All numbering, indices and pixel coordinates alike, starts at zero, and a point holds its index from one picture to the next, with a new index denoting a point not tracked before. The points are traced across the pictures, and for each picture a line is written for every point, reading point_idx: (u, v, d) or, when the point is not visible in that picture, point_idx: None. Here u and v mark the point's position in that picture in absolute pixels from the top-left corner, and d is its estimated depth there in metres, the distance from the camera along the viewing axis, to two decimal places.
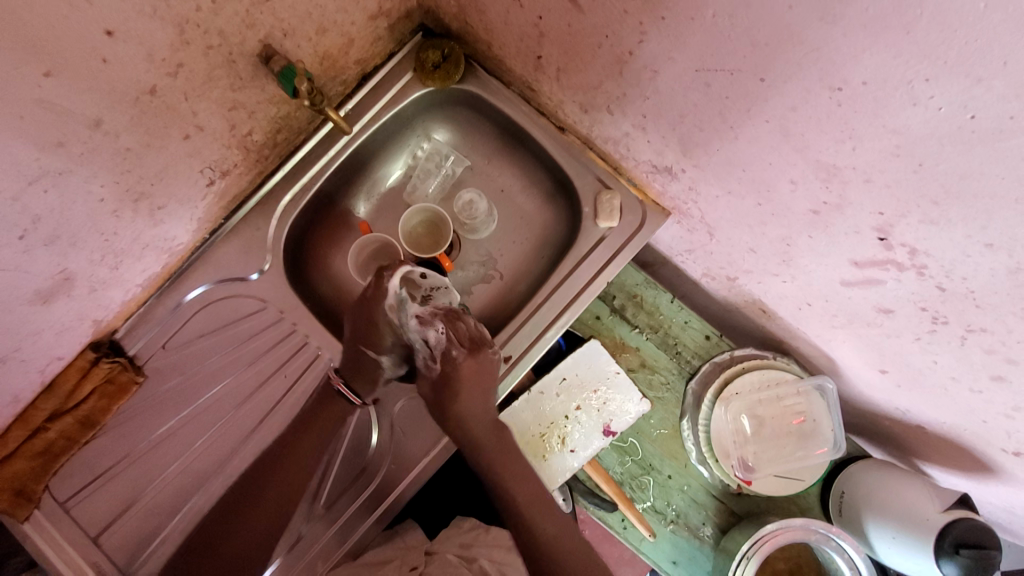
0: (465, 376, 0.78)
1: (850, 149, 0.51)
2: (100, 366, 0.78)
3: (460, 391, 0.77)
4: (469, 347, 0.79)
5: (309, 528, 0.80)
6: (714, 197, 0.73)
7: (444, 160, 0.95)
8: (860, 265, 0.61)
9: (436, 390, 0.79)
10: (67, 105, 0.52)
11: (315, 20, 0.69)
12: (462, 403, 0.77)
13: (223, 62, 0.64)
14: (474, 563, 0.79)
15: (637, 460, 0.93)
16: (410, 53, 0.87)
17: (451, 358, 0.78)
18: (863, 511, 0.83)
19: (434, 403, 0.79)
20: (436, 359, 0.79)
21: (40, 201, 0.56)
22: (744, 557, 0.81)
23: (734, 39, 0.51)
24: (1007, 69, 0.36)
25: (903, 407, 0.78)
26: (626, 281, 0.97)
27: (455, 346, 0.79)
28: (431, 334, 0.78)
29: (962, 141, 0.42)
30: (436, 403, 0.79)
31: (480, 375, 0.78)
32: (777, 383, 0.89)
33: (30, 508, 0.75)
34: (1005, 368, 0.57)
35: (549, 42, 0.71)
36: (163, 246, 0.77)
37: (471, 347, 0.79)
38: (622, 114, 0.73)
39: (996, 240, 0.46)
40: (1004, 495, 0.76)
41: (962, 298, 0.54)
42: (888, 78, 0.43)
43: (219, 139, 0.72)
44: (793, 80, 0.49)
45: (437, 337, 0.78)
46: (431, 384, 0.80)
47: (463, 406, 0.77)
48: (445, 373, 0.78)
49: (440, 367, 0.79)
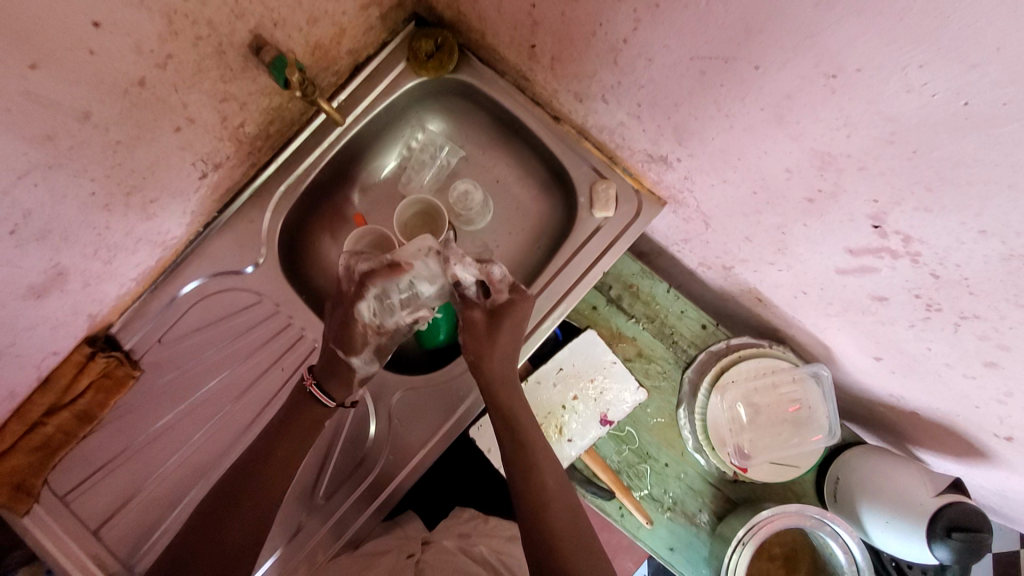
0: (525, 306, 0.78)
1: (845, 136, 0.50)
2: (97, 361, 0.78)
3: (506, 323, 0.77)
4: (529, 286, 0.80)
5: (308, 519, 0.80)
6: (709, 185, 0.72)
7: (438, 151, 0.94)
8: (855, 253, 0.61)
9: (489, 317, 0.78)
10: (53, 98, 0.52)
11: (306, 9, 0.69)
12: (502, 336, 0.76)
13: (213, 52, 0.63)
14: (472, 548, 0.81)
15: (634, 448, 0.94)
16: (403, 42, 0.86)
17: (518, 291, 0.79)
18: (857, 497, 0.84)
19: (474, 331, 0.77)
20: (503, 290, 0.78)
21: (30, 194, 0.56)
22: (740, 542, 0.82)
23: (728, 26, 0.50)
24: (1000, 55, 0.36)
25: (896, 393, 0.79)
26: (622, 270, 0.97)
27: (518, 282, 0.80)
28: (495, 271, 0.78)
29: (955, 129, 0.42)
30: (482, 331, 0.77)
31: (528, 314, 0.78)
32: (773, 370, 0.90)
33: (30, 502, 0.74)
34: (997, 355, 0.58)
35: (542, 30, 0.71)
36: (156, 239, 0.77)
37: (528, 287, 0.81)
38: (616, 103, 0.73)
39: (990, 226, 0.46)
40: (995, 479, 0.77)
41: (956, 285, 0.54)
42: (882, 65, 0.43)
43: (211, 131, 0.71)
44: (786, 67, 0.49)
45: (502, 274, 0.78)
46: (488, 312, 0.78)
47: (500, 343, 0.76)
48: (509, 301, 0.77)
49: (506, 296, 0.78)
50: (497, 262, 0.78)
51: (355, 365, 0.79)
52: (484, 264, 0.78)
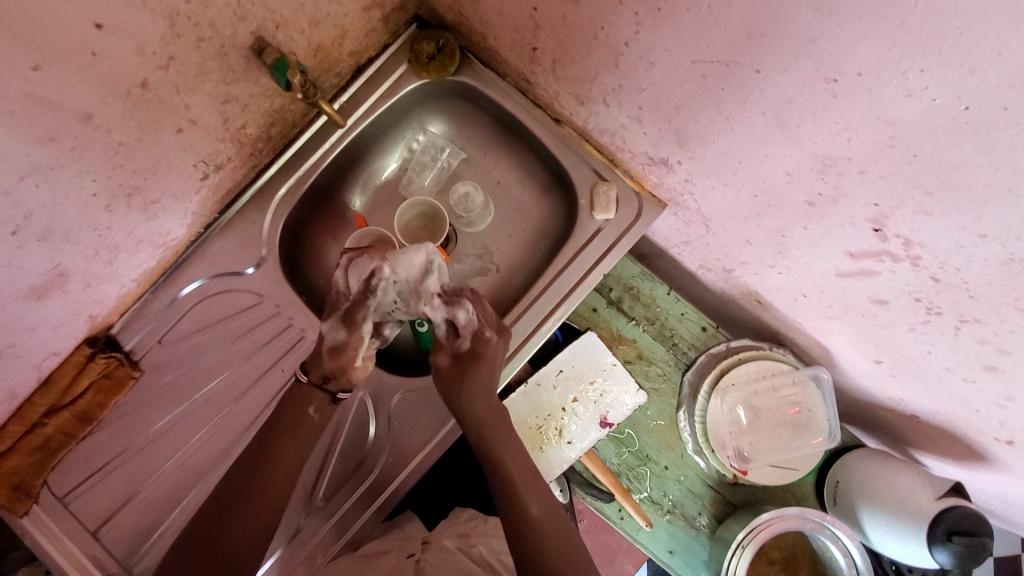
0: (488, 357, 0.76)
1: (846, 140, 0.50)
2: (97, 361, 0.78)
3: (468, 372, 0.75)
4: (498, 330, 0.78)
5: (307, 521, 0.80)
6: (710, 188, 0.73)
7: (439, 153, 0.95)
8: (855, 256, 0.61)
9: (455, 363, 0.77)
10: (56, 99, 0.52)
11: (308, 11, 0.69)
12: (468, 382, 0.75)
13: (215, 54, 0.63)
14: (472, 549, 0.80)
15: (633, 451, 0.94)
16: (404, 44, 0.86)
17: (484, 338, 0.77)
18: (857, 499, 0.84)
19: (440, 376, 0.77)
20: (467, 338, 0.76)
21: (32, 195, 0.56)
22: (740, 545, 0.81)
23: (730, 30, 0.50)
24: (1001, 60, 0.36)
25: (896, 397, 0.78)
26: (623, 273, 0.97)
27: (486, 326, 0.77)
28: (462, 314, 0.75)
29: (956, 133, 0.42)
30: (446, 375, 0.76)
31: (495, 362, 0.77)
32: (773, 373, 0.90)
33: (29, 503, 0.75)
34: (998, 358, 0.58)
35: (544, 33, 0.71)
36: (158, 240, 0.77)
37: (500, 329, 0.79)
38: (617, 106, 0.73)
39: (990, 230, 0.46)
40: (996, 483, 0.77)
41: (956, 289, 0.54)
42: (882, 69, 0.43)
43: (212, 132, 0.72)
44: (787, 71, 0.49)
45: (468, 319, 0.76)
46: (453, 357, 0.77)
47: (466, 391, 0.75)
48: (473, 350, 0.76)
49: (469, 345, 0.76)
50: (464, 305, 0.75)
51: (333, 347, 0.75)
52: (452, 307, 0.75)
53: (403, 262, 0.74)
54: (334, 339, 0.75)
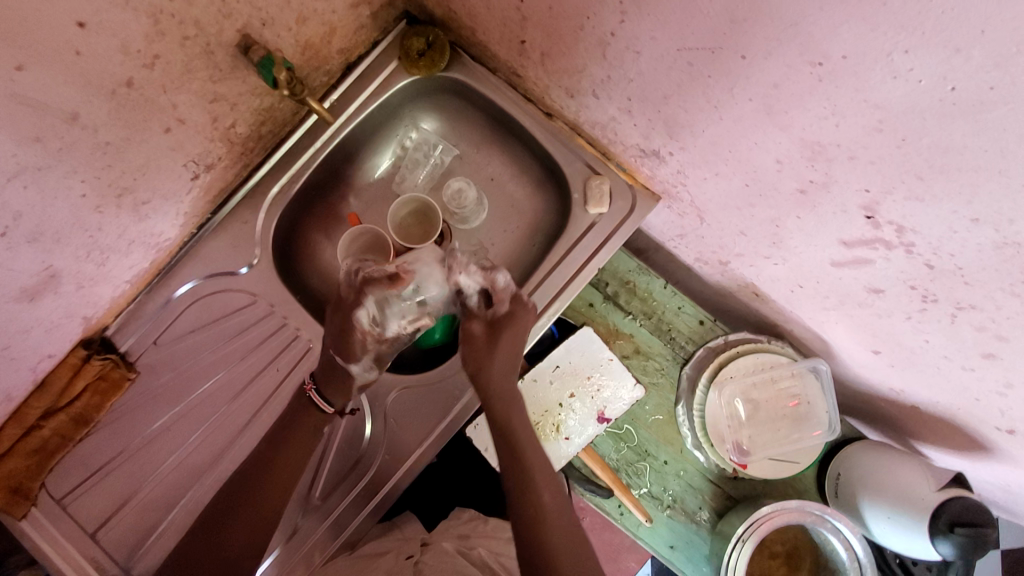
0: (524, 321, 0.78)
1: (834, 126, 0.50)
2: (93, 363, 0.78)
3: (503, 338, 0.77)
4: (532, 299, 0.81)
5: (304, 520, 0.80)
6: (702, 179, 0.72)
7: (432, 150, 0.94)
8: (849, 244, 0.61)
9: (490, 329, 0.79)
10: (40, 98, 0.52)
11: (295, 9, 0.69)
12: (502, 348, 0.77)
13: (201, 52, 0.63)
14: (471, 551, 0.80)
15: (632, 446, 0.93)
16: (394, 41, 0.86)
17: (519, 303, 0.79)
18: (859, 492, 0.83)
19: (474, 344, 0.78)
20: (503, 301, 0.79)
21: (20, 197, 0.56)
22: (740, 539, 0.81)
23: (713, 16, 0.50)
24: (985, 37, 0.36)
25: (896, 387, 0.77)
26: (618, 267, 0.97)
27: (522, 292, 0.80)
28: (499, 279, 0.78)
29: (943, 114, 0.42)
30: (481, 343, 0.78)
31: (528, 327, 0.79)
32: (771, 365, 0.89)
33: (27, 506, 0.75)
34: (995, 345, 0.57)
35: (532, 25, 0.70)
36: (150, 241, 0.77)
37: (530, 299, 0.82)
38: (607, 98, 0.72)
39: (982, 214, 0.45)
40: (1000, 473, 0.76)
41: (951, 275, 0.53)
42: (868, 51, 0.42)
43: (202, 131, 0.72)
44: (773, 56, 0.48)
45: (505, 283, 0.78)
46: (488, 324, 0.79)
47: (498, 360, 0.77)
48: (509, 313, 0.78)
49: (506, 308, 0.79)
50: (501, 269, 0.78)
51: (333, 335, 0.77)
52: (488, 273, 0.78)
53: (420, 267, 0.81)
54: (336, 329, 0.77)
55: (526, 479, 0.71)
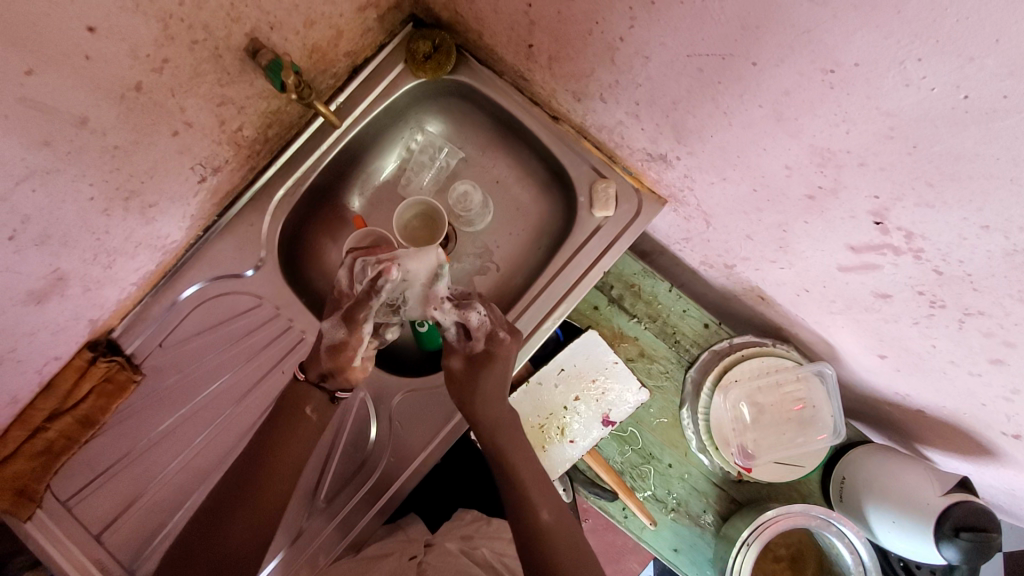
0: (502, 357, 0.77)
1: (844, 133, 0.50)
2: (99, 365, 0.78)
3: (482, 374, 0.76)
4: (511, 331, 0.78)
5: (310, 522, 0.80)
6: (709, 183, 0.72)
7: (438, 152, 0.94)
8: (857, 250, 0.61)
9: (468, 364, 0.77)
10: (50, 103, 0.52)
11: (303, 12, 0.69)
12: (483, 381, 0.76)
13: (210, 56, 0.63)
14: (475, 551, 0.81)
15: (637, 449, 0.93)
16: (401, 44, 0.86)
17: (496, 339, 0.77)
18: (864, 495, 0.83)
19: (456, 379, 0.78)
20: (480, 340, 0.77)
21: (29, 201, 0.56)
22: (745, 543, 0.81)
23: (724, 23, 0.50)
24: (999, 47, 0.36)
25: (902, 391, 0.77)
26: (624, 270, 0.97)
27: (500, 327, 0.78)
28: (475, 317, 0.76)
29: (956, 122, 0.42)
30: (462, 379, 0.77)
31: (508, 362, 0.77)
32: (776, 369, 0.89)
33: (33, 507, 0.75)
34: (1004, 352, 0.57)
35: (540, 29, 0.70)
36: (156, 244, 0.77)
37: (512, 327, 0.79)
38: (615, 102, 0.72)
39: (992, 221, 0.45)
40: (1005, 478, 0.76)
41: (960, 281, 0.53)
42: (880, 59, 0.42)
43: (209, 135, 0.72)
44: (783, 63, 0.49)
45: (480, 320, 0.76)
46: (465, 359, 0.77)
47: (480, 389, 0.76)
48: (488, 351, 0.76)
49: (483, 346, 0.77)
50: (475, 307, 0.76)
51: (333, 345, 0.75)
52: (464, 310, 0.76)
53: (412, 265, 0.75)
54: (332, 338, 0.75)
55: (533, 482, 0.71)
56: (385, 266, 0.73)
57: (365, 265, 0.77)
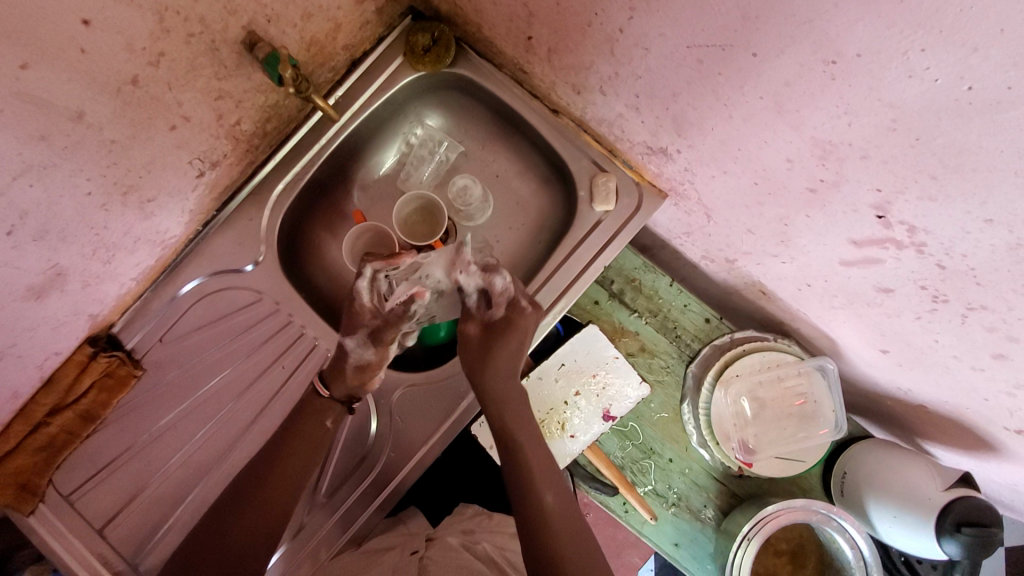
0: (519, 325, 0.77)
1: (846, 125, 0.49)
2: (99, 361, 0.78)
3: (496, 343, 0.77)
4: (533, 303, 0.79)
5: (310, 517, 0.81)
6: (710, 177, 0.71)
7: (438, 146, 0.94)
8: (858, 244, 0.60)
9: (484, 330, 0.79)
10: (45, 97, 0.51)
11: (300, 5, 0.68)
12: (496, 354, 0.77)
13: (206, 49, 0.63)
14: (477, 546, 0.79)
15: (638, 444, 0.93)
16: (400, 36, 0.85)
17: (518, 308, 0.78)
18: (864, 490, 0.83)
19: (470, 347, 0.79)
20: (501, 306, 0.78)
21: (26, 195, 0.55)
22: (746, 538, 0.81)
23: (725, 14, 0.49)
24: (1004, 37, 0.35)
25: (904, 387, 0.77)
26: (624, 264, 0.96)
27: (522, 296, 0.79)
28: (498, 283, 0.77)
29: (959, 114, 0.41)
30: (476, 346, 0.78)
31: (527, 332, 0.78)
32: (778, 364, 0.88)
33: (35, 502, 0.75)
34: (1006, 346, 0.56)
35: (539, 22, 0.70)
36: (155, 239, 0.77)
37: (533, 301, 0.81)
38: (615, 95, 0.72)
39: (996, 215, 0.45)
40: (1007, 473, 0.76)
41: (963, 276, 0.53)
42: (883, 50, 0.41)
43: (207, 129, 0.71)
44: (784, 54, 0.48)
45: (502, 287, 0.77)
46: (483, 326, 0.79)
47: (494, 363, 0.76)
48: (506, 319, 0.78)
49: (503, 313, 0.78)
50: (500, 272, 0.77)
51: (358, 365, 0.78)
52: (487, 274, 0.77)
53: (438, 274, 0.79)
54: (360, 357, 0.78)
55: (534, 477, 0.71)
56: (416, 291, 0.77)
57: (389, 279, 0.78)
